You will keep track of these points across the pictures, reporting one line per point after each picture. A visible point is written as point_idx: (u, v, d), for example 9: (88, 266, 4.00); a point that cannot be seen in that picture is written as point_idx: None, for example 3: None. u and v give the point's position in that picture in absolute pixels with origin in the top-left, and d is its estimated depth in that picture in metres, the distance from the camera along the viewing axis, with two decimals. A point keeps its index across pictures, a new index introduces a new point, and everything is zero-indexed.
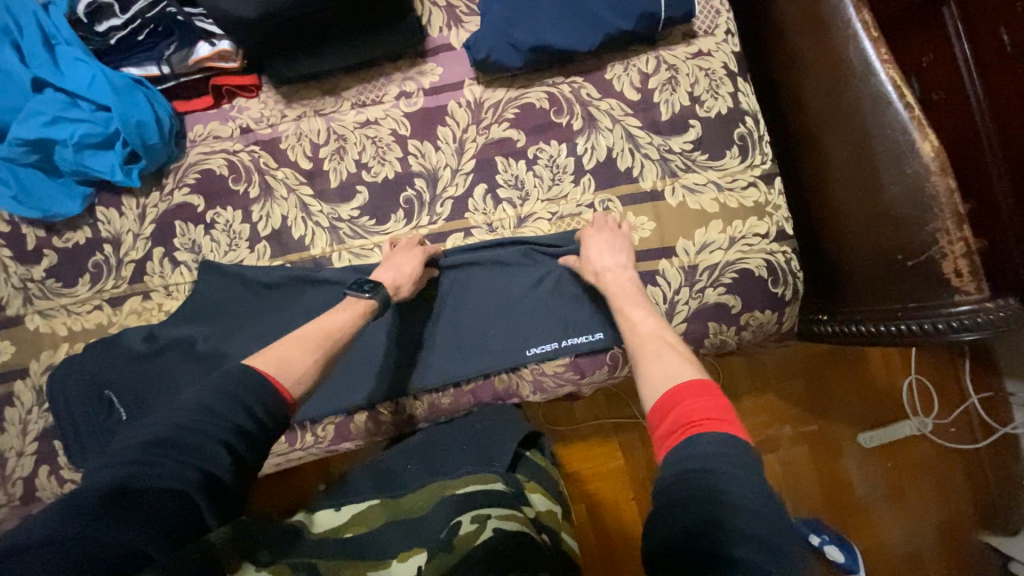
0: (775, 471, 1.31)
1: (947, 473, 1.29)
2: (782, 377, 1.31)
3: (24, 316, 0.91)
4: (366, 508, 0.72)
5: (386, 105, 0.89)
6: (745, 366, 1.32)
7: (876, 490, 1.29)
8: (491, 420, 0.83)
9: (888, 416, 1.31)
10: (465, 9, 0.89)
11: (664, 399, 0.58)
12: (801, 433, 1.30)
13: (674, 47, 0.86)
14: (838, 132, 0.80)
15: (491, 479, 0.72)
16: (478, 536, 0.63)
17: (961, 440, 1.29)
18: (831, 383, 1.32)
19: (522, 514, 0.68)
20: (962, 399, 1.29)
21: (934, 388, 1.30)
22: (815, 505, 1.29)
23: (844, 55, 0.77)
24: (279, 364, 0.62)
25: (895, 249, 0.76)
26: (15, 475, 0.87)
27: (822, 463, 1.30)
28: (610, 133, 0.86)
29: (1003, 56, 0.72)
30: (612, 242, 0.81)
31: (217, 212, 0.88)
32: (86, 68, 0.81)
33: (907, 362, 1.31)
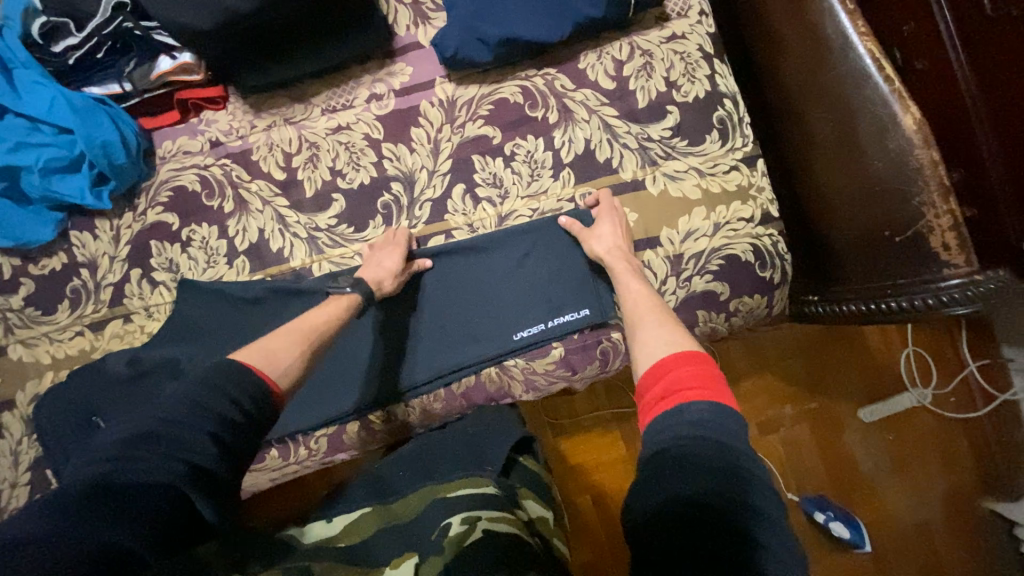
0: (777, 451, 1.30)
1: (949, 442, 1.29)
2: (779, 357, 1.31)
3: (6, 346, 0.90)
4: (359, 516, 0.73)
5: (357, 109, 0.87)
6: (742, 349, 1.32)
7: (879, 464, 1.29)
8: (486, 420, 0.83)
9: (888, 390, 1.31)
10: (431, 6, 0.86)
11: (653, 367, 0.58)
12: (801, 412, 1.30)
13: (647, 31, 0.84)
14: (819, 109, 0.79)
15: (483, 482, 0.71)
16: (467, 537, 0.62)
17: (962, 409, 1.29)
18: (828, 359, 1.32)
19: (513, 515, 0.67)
20: (960, 369, 1.28)
21: (932, 359, 1.30)
22: (818, 483, 1.29)
23: (822, 30, 0.77)
24: (273, 363, 0.62)
25: (883, 224, 0.76)
26: (11, 505, 0.88)
27: (824, 440, 1.30)
28: (586, 125, 0.84)
29: (986, 19, 0.69)
30: (610, 217, 0.80)
31: (192, 229, 0.87)
32: (45, 90, 0.78)
33: (904, 334, 1.31)
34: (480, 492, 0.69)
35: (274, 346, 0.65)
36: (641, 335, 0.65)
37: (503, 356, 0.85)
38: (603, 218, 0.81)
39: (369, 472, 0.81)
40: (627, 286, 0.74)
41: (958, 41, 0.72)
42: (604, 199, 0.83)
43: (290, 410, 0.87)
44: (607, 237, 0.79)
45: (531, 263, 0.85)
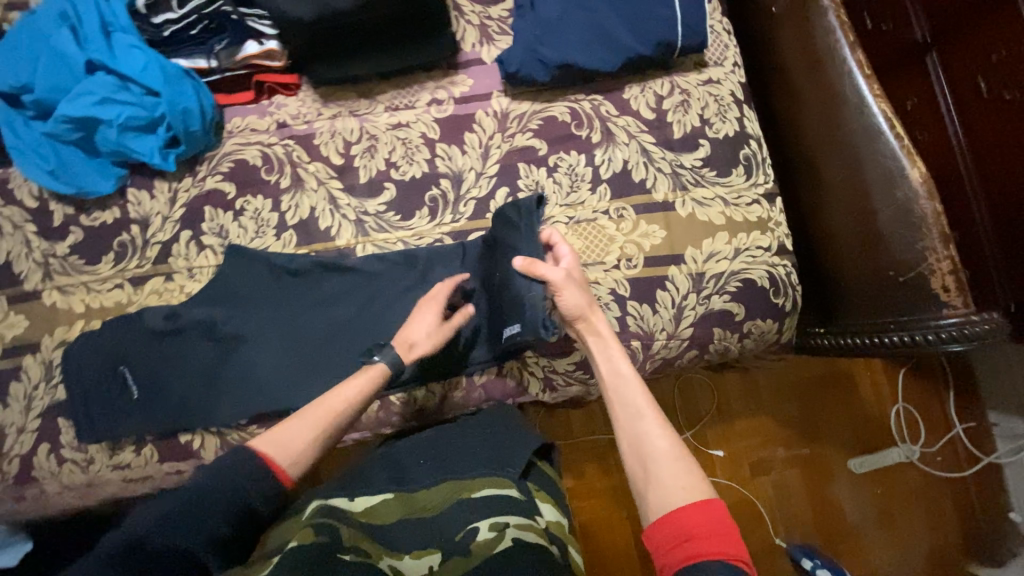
0: (767, 494, 1.33)
1: (935, 500, 1.33)
2: (774, 398, 1.36)
3: (42, 290, 0.92)
4: (380, 502, 0.72)
5: (418, 110, 0.95)
6: (738, 383, 1.37)
7: (867, 516, 1.32)
8: (497, 425, 0.85)
9: (878, 442, 1.35)
10: (496, 29, 0.96)
11: (674, 523, 0.59)
12: (793, 456, 1.34)
13: (687, 74, 0.93)
14: (835, 160, 0.90)
15: (508, 484, 0.73)
16: (496, 544, 0.64)
17: (948, 469, 1.33)
18: (821, 407, 1.36)
19: (537, 524, 0.69)
20: (947, 429, 1.34)
21: (920, 417, 1.35)
22: (806, 529, 1.31)
23: (841, 89, 0.88)
24: (284, 452, 0.66)
25: (888, 265, 0.85)
26: (15, 451, 0.89)
27: (814, 487, 1.33)
28: (626, 147, 0.91)
29: (980, 100, 0.87)
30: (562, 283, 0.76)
31: (247, 200, 0.92)
32: (140, 55, 0.84)
33: (894, 389, 1.37)
34: (505, 494, 0.71)
35: (288, 431, 0.68)
36: (655, 471, 0.64)
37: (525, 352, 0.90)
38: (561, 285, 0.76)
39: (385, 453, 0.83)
40: (626, 387, 0.72)
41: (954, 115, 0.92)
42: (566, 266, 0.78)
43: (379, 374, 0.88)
44: (578, 299, 0.76)
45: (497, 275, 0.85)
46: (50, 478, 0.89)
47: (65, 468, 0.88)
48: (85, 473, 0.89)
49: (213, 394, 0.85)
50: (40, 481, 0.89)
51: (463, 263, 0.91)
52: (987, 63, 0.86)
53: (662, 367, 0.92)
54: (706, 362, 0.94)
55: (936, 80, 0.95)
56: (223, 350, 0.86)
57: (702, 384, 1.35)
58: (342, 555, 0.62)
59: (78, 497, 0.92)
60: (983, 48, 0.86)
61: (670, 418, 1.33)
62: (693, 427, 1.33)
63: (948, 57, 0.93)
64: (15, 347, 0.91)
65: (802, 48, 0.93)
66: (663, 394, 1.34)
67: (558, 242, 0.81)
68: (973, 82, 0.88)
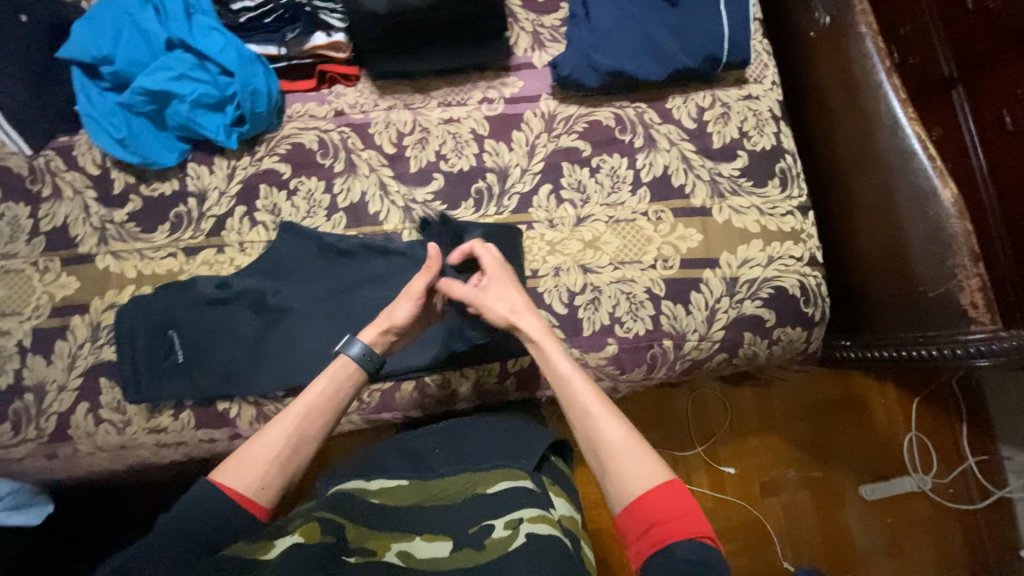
0: (778, 516, 1.32)
1: (945, 532, 1.32)
2: (787, 418, 1.37)
3: (96, 254, 0.95)
4: (396, 486, 0.74)
5: (469, 107, 0.99)
6: (751, 400, 1.38)
7: (876, 545, 1.31)
8: (509, 423, 0.88)
9: (891, 470, 1.35)
10: (549, 37, 1.01)
11: (640, 510, 0.62)
12: (805, 478, 1.34)
13: (728, 89, 0.98)
14: (867, 178, 0.94)
15: (522, 476, 0.73)
16: (512, 541, 0.63)
17: (958, 501, 1.33)
18: (834, 429, 1.37)
19: (552, 516, 0.69)
20: (959, 461, 1.33)
21: (933, 447, 1.35)
22: (815, 555, 1.30)
23: (876, 110, 0.91)
24: (246, 479, 0.66)
25: (918, 280, 0.88)
26: (53, 409, 0.91)
27: (824, 512, 1.32)
28: (667, 154, 0.95)
29: (1004, 132, 0.92)
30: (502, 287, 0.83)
31: (301, 180, 0.96)
32: (217, 37, 0.90)
33: (908, 417, 1.37)
34: (521, 485, 0.71)
35: (251, 455, 0.68)
36: (609, 463, 0.66)
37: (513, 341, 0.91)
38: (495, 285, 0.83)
39: (403, 441, 0.85)
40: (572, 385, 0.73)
41: (978, 145, 0.96)
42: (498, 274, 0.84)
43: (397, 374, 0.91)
44: (510, 298, 0.81)
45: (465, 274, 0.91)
46: (84, 438, 0.90)
47: (101, 429, 0.90)
48: (120, 435, 0.90)
49: (255, 363, 0.87)
50: (75, 441, 0.90)
51: (504, 251, 0.91)
52: (1013, 98, 0.91)
53: (692, 368, 0.93)
54: (735, 367, 0.96)
55: (961, 111, 1.00)
56: (269, 321, 0.88)
57: (716, 399, 1.36)
58: (347, 557, 0.62)
59: (108, 461, 0.93)
60: (1009, 84, 0.91)
61: (683, 432, 1.34)
62: (705, 442, 1.34)
63: (973, 91, 0.98)
64: (64, 307, 0.93)
65: (838, 72, 0.97)
66: (676, 408, 1.35)
67: (480, 252, 0.84)
68: (998, 115, 0.93)
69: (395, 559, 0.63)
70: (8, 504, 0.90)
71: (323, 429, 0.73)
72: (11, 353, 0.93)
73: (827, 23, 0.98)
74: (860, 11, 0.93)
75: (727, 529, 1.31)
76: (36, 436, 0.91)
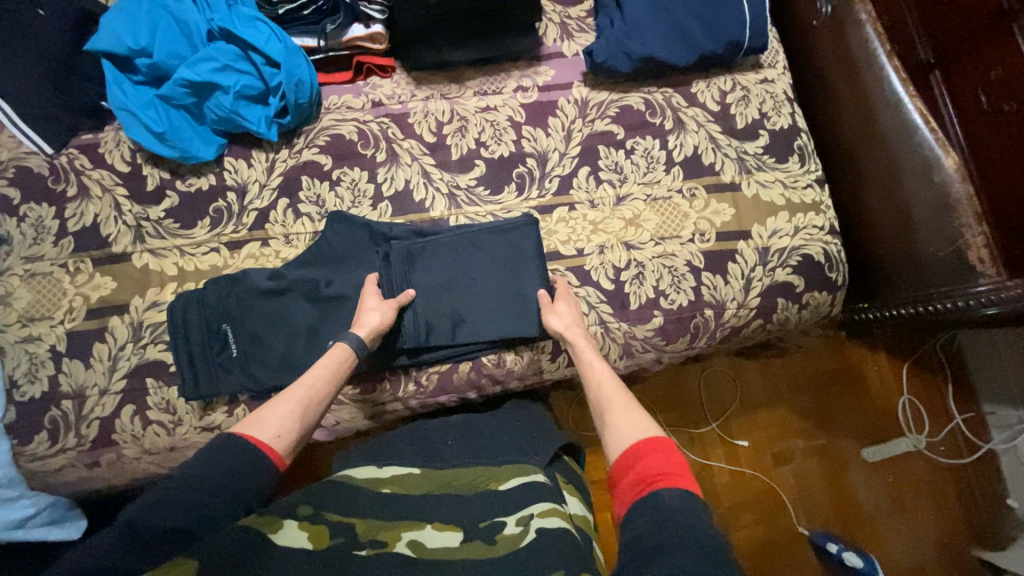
0: (790, 483, 1.36)
1: (942, 488, 1.35)
2: (793, 390, 1.41)
3: (132, 253, 0.92)
4: (407, 474, 0.72)
5: (504, 96, 1.02)
6: (758, 371, 1.42)
7: (881, 505, 1.35)
8: (526, 419, 0.90)
9: (887, 432, 1.39)
10: (576, 27, 1.06)
11: (621, 459, 0.66)
12: (812, 446, 1.38)
13: (746, 73, 1.05)
14: (873, 151, 1.01)
15: (533, 470, 0.71)
16: (522, 538, 0.59)
17: (950, 456, 1.35)
18: (837, 398, 1.41)
19: (563, 510, 0.66)
20: (948, 420, 1.36)
21: (924, 407, 1.38)
22: (826, 518, 1.34)
23: (881, 87, 0.96)
24: (264, 428, 0.66)
25: (927, 244, 0.96)
26: (93, 415, 0.86)
27: (831, 478, 1.36)
28: (696, 134, 1.01)
29: (982, 111, 0.96)
30: (565, 296, 0.91)
31: (344, 171, 0.96)
32: (260, 29, 0.91)
33: (899, 383, 1.40)
34: (533, 479, 0.69)
35: (271, 410, 0.69)
36: (611, 420, 0.72)
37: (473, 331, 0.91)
38: (560, 298, 0.90)
39: (421, 433, 0.85)
40: (590, 368, 0.82)
41: (957, 126, 1.01)
42: (562, 285, 0.93)
43: (435, 371, 0.93)
44: (565, 314, 0.88)
45: (493, 275, 0.92)
46: (130, 442, 0.87)
47: (150, 432, 0.87)
48: (171, 436, 0.87)
49: (313, 351, 0.88)
50: (120, 445, 0.86)
51: (537, 236, 0.93)
52: (987, 78, 0.95)
53: (731, 335, 0.99)
54: (768, 333, 1.02)
55: (938, 95, 1.05)
56: (324, 311, 0.89)
57: (725, 376, 1.40)
58: (357, 551, 0.57)
59: (154, 465, 0.89)
60: (982, 66, 0.96)
61: (696, 410, 1.38)
62: (718, 419, 1.38)
63: (950, 75, 1.03)
64: (102, 308, 0.90)
65: (840, 55, 1.04)
66: (688, 388, 1.39)
67: (559, 283, 0.93)
68: (974, 96, 0.98)
69: (406, 549, 0.58)
70: (44, 519, 0.86)
71: (333, 393, 0.77)
72: (44, 360, 0.88)
73: (829, 12, 1.05)
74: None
75: (743, 501, 1.34)
76: (76, 444, 0.86)
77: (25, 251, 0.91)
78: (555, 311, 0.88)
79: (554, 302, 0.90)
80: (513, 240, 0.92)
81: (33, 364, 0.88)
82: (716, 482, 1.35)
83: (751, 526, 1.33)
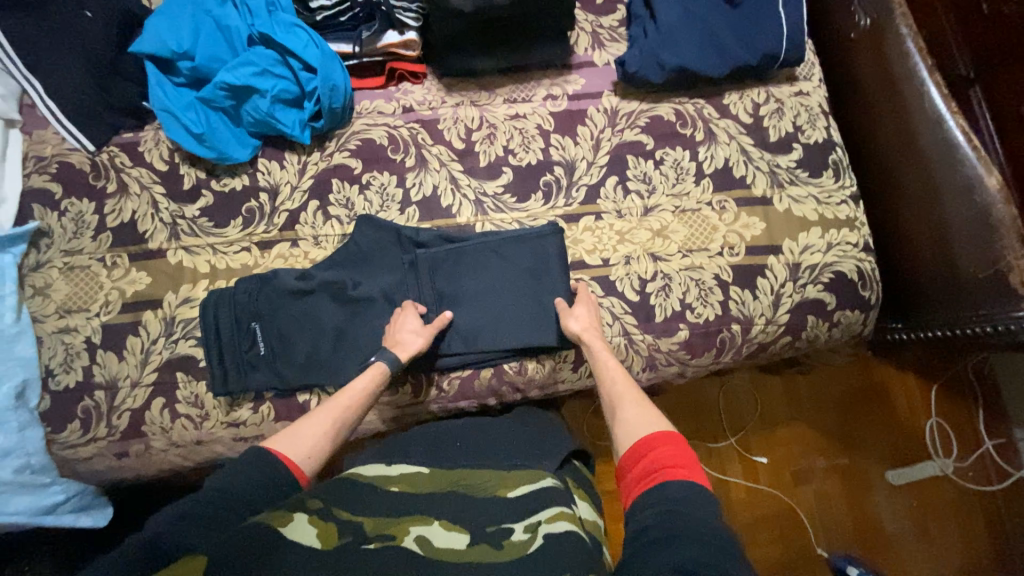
0: (809, 503, 1.32)
1: (969, 517, 1.29)
2: (815, 408, 1.37)
3: (167, 249, 0.94)
4: (416, 473, 0.70)
5: (534, 104, 1.02)
6: (780, 387, 1.38)
7: (904, 529, 1.30)
8: (542, 427, 0.89)
9: (912, 455, 1.34)
10: (608, 37, 1.06)
11: (633, 448, 0.67)
12: (834, 466, 1.34)
13: (780, 86, 1.04)
14: (909, 167, 0.97)
15: (542, 476, 0.70)
16: (529, 544, 0.58)
17: (978, 482, 1.30)
18: (861, 418, 1.37)
19: (572, 513, 0.65)
20: (978, 444, 1.31)
21: (953, 431, 1.33)
22: (847, 541, 1.29)
23: (920, 103, 0.92)
24: (294, 446, 0.67)
25: (965, 263, 0.91)
26: (124, 406, 0.88)
27: (853, 499, 1.32)
28: (727, 146, 1.00)
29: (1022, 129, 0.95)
30: (586, 302, 0.90)
31: (373, 175, 0.97)
32: (299, 35, 0.94)
33: (927, 404, 1.35)
34: (543, 486, 0.68)
35: (303, 429, 0.70)
36: (623, 415, 0.73)
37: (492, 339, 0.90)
38: (581, 303, 0.89)
39: (432, 432, 0.84)
40: (604, 369, 0.82)
41: (997, 142, 0.99)
42: (582, 291, 0.91)
43: (456, 377, 0.93)
44: (584, 318, 0.87)
45: (517, 283, 0.92)
46: (159, 434, 0.88)
47: (178, 425, 0.88)
48: (197, 430, 0.89)
49: (339, 352, 0.89)
50: (148, 437, 0.88)
51: (560, 245, 0.92)
52: None
53: (757, 352, 0.97)
54: (796, 350, 0.99)
55: (979, 110, 1.03)
56: (350, 313, 0.90)
57: (745, 390, 1.37)
58: (365, 545, 0.56)
59: (180, 457, 0.91)
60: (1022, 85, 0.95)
61: (714, 423, 1.35)
62: (737, 434, 1.35)
63: (991, 90, 1.01)
64: (136, 302, 0.92)
65: (876, 69, 1.01)
66: (707, 400, 1.36)
67: (581, 287, 0.92)
68: (1018, 113, 0.96)
69: (413, 546, 0.57)
70: (73, 506, 0.86)
71: (361, 414, 0.78)
72: (79, 350, 0.90)
73: (868, 24, 1.00)
74: (902, 13, 0.95)
75: (760, 519, 1.30)
76: (106, 434, 0.88)
77: (66, 244, 0.94)
78: (575, 315, 0.87)
79: (575, 308, 0.89)
80: (538, 250, 0.92)
81: (69, 354, 0.90)
82: (733, 498, 1.32)
83: (768, 544, 1.29)
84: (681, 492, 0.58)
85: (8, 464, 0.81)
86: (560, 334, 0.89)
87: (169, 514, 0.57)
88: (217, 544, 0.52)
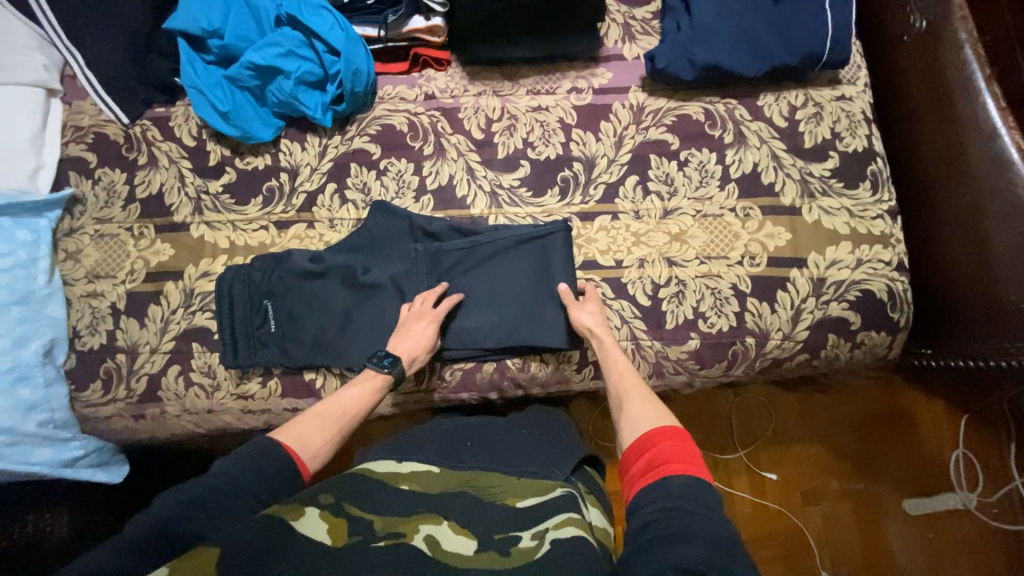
0: (818, 525, 1.27)
1: (988, 556, 1.22)
2: (834, 429, 1.32)
3: (190, 223, 0.97)
4: (426, 472, 0.71)
5: (558, 96, 1.00)
6: (796, 405, 1.33)
7: (917, 562, 1.24)
8: (547, 430, 0.88)
9: (934, 485, 1.27)
10: (640, 29, 1.02)
11: (638, 441, 0.65)
12: (847, 489, 1.29)
13: (821, 89, 0.98)
14: (954, 185, 0.90)
15: (550, 488, 0.70)
16: (537, 551, 0.57)
17: (1002, 519, 1.23)
18: (881, 442, 1.31)
19: (581, 519, 0.64)
20: (1006, 480, 1.23)
21: (981, 465, 1.26)
22: (854, 568, 1.24)
23: (973, 116, 0.86)
24: (305, 445, 0.69)
25: (1007, 291, 0.84)
26: (143, 370, 0.92)
27: (865, 524, 1.27)
28: (757, 150, 0.95)
29: None
30: (594, 303, 0.87)
31: (391, 161, 0.97)
32: (326, 17, 0.94)
33: (954, 433, 1.29)
34: (551, 497, 0.68)
35: (308, 425, 0.72)
36: (629, 406, 0.72)
37: (494, 333, 0.89)
38: (591, 300, 0.88)
39: (442, 429, 0.85)
40: (612, 359, 0.81)
41: None
42: (590, 289, 0.90)
43: (456, 367, 0.93)
44: (596, 313, 0.86)
45: (526, 278, 0.90)
46: (173, 400, 0.92)
47: (191, 393, 0.92)
48: (209, 399, 0.92)
49: (345, 337, 0.90)
50: (164, 402, 0.92)
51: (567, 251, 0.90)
52: None
53: (771, 367, 0.93)
54: (813, 369, 0.95)
55: None
56: (360, 298, 0.91)
57: (760, 405, 1.33)
58: (375, 543, 0.56)
59: (192, 424, 0.95)
60: None
61: (724, 434, 1.31)
62: (747, 447, 1.31)
63: None
64: (159, 272, 0.96)
65: (926, 76, 0.94)
66: (719, 411, 1.33)
67: (590, 287, 0.90)
68: None
69: (422, 545, 0.56)
70: (91, 461, 0.91)
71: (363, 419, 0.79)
72: (105, 314, 0.94)
73: (923, 27, 0.93)
74: (961, 16, 0.89)
75: (764, 535, 1.27)
76: (125, 396, 0.92)
77: (97, 212, 0.99)
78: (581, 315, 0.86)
79: (585, 304, 0.87)
80: (549, 248, 0.90)
81: (95, 317, 0.94)
82: (737, 512, 1.28)
83: (770, 563, 1.25)
84: (684, 487, 0.56)
85: (33, 418, 0.86)
86: (568, 325, 0.87)
87: (176, 499, 0.58)
88: (227, 538, 0.53)
